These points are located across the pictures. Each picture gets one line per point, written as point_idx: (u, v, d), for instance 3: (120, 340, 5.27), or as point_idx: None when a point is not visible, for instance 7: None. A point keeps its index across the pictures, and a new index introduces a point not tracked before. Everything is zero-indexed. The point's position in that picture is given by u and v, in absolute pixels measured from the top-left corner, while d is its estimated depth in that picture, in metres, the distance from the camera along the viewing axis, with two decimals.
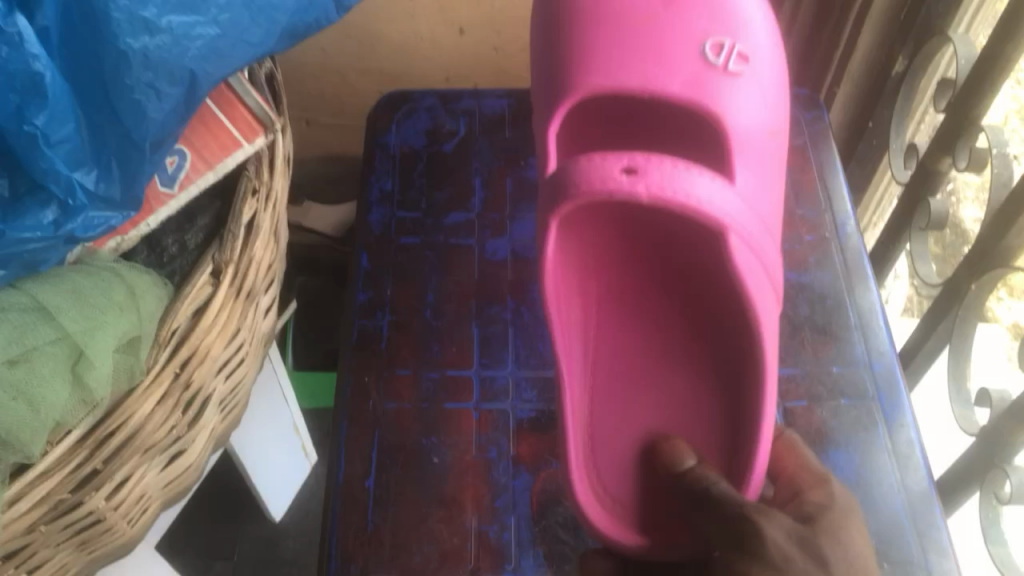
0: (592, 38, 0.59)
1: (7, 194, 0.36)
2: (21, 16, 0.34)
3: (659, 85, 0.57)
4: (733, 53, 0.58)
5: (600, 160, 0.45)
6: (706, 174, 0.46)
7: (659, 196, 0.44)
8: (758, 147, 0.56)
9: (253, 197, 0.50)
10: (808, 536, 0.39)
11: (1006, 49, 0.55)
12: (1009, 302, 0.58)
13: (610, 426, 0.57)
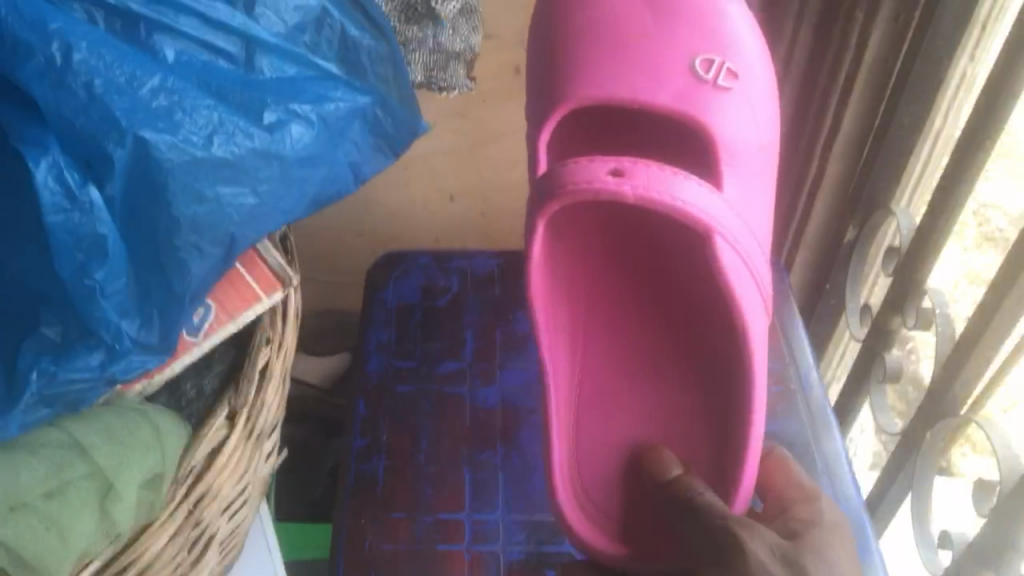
0: (584, 49, 0.59)
1: (59, 339, 0.40)
2: (92, 186, 0.38)
3: (647, 95, 0.57)
4: (724, 69, 0.57)
5: (588, 163, 0.46)
6: (696, 183, 0.47)
7: (646, 197, 0.46)
8: (745, 159, 0.56)
9: (267, 346, 0.54)
10: (790, 553, 0.47)
11: (941, 219, 0.63)
12: (972, 456, 0.64)
13: (598, 435, 0.63)
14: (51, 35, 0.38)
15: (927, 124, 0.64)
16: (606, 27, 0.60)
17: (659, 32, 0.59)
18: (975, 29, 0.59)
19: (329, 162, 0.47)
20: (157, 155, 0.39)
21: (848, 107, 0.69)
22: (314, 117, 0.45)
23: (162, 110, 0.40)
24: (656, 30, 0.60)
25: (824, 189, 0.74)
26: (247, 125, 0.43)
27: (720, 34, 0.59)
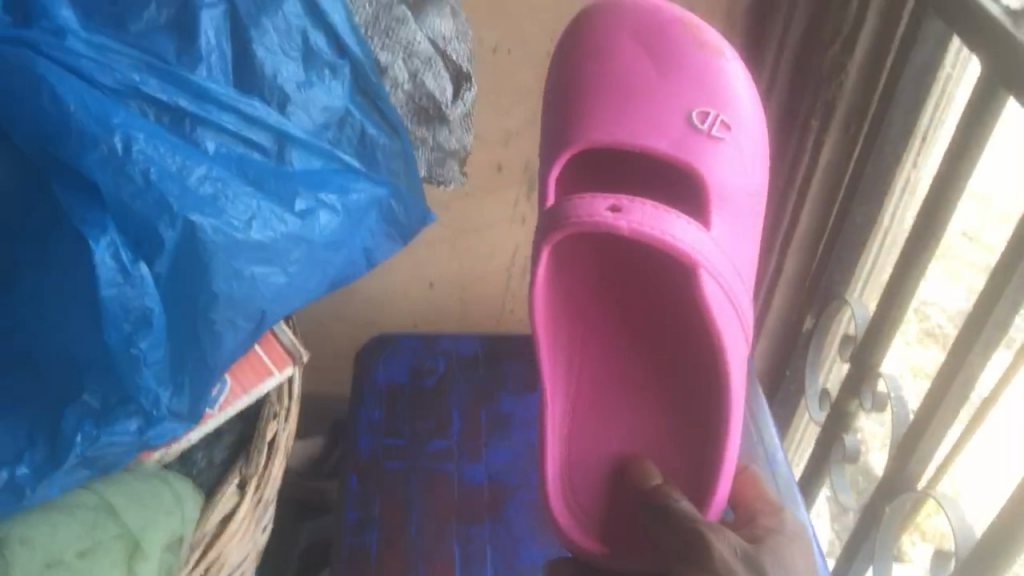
0: (591, 92, 0.61)
1: (99, 406, 0.42)
2: (143, 264, 0.42)
3: (647, 140, 0.59)
4: (717, 120, 0.60)
5: (589, 199, 0.45)
6: (686, 220, 0.47)
7: (640, 231, 0.45)
8: (733, 203, 0.59)
9: (275, 419, 0.56)
10: (751, 553, 0.47)
11: (893, 308, 0.69)
12: (920, 543, 0.69)
13: (585, 444, 0.64)
14: (113, 128, 0.42)
15: (879, 222, 0.71)
16: (613, 75, 0.62)
17: (661, 78, 0.62)
18: (916, 140, 0.66)
19: (349, 247, 0.51)
20: (203, 237, 0.43)
21: (807, 207, 0.76)
22: (338, 206, 0.50)
23: (208, 197, 0.44)
24: (659, 77, 0.62)
25: (783, 280, 0.82)
26: (281, 211, 0.47)
27: (716, 87, 0.61)
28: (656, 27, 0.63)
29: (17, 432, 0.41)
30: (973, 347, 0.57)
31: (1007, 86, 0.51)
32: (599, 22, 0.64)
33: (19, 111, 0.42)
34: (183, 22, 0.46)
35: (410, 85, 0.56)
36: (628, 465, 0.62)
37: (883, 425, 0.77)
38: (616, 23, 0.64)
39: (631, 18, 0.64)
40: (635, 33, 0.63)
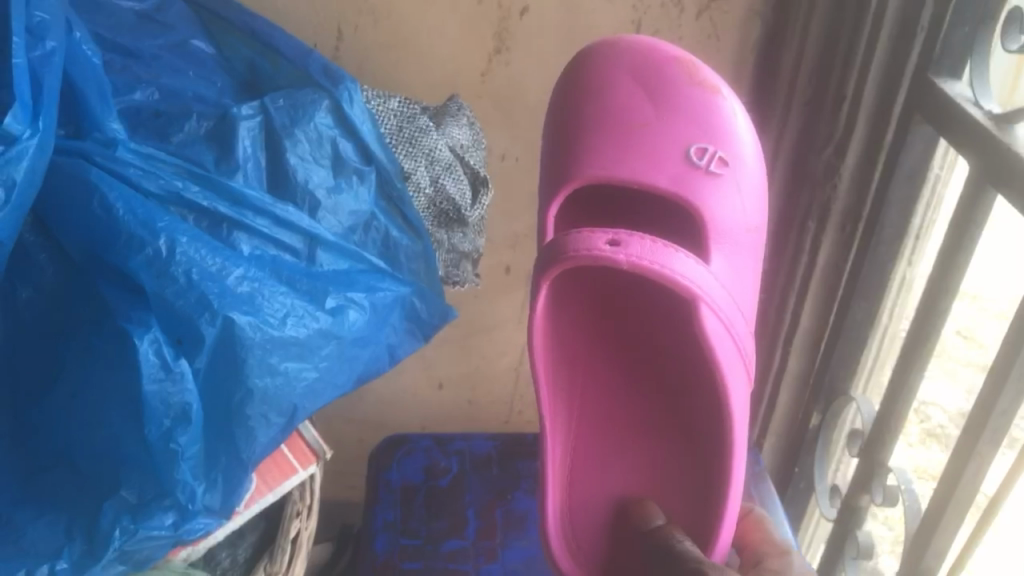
0: (587, 120, 0.56)
1: (136, 500, 0.44)
2: (183, 360, 0.44)
3: (642, 177, 0.53)
4: (716, 156, 0.54)
5: (586, 232, 0.42)
6: (687, 254, 0.44)
7: (641, 267, 0.42)
8: (733, 240, 0.53)
9: (298, 518, 0.57)
10: None
11: (898, 402, 0.70)
12: None
13: (586, 487, 0.59)
14: (159, 232, 0.44)
15: (877, 318, 0.74)
16: (608, 108, 0.55)
17: (657, 115, 0.55)
18: (910, 238, 0.70)
19: (374, 343, 0.53)
20: (242, 333, 0.45)
21: (807, 304, 0.78)
22: (366, 303, 0.52)
23: (245, 295, 0.46)
24: (657, 110, 0.55)
25: (786, 381, 0.83)
26: (314, 308, 0.48)
27: (719, 119, 0.55)
28: (654, 60, 0.57)
29: (56, 528, 0.43)
30: (981, 437, 0.58)
31: (995, 185, 0.54)
32: (593, 55, 0.58)
33: (69, 217, 0.44)
34: (220, 135, 0.50)
35: (432, 190, 0.59)
36: (631, 509, 0.58)
37: (893, 528, 0.77)
38: (610, 58, 0.57)
39: (627, 53, 0.57)
40: (632, 67, 0.57)
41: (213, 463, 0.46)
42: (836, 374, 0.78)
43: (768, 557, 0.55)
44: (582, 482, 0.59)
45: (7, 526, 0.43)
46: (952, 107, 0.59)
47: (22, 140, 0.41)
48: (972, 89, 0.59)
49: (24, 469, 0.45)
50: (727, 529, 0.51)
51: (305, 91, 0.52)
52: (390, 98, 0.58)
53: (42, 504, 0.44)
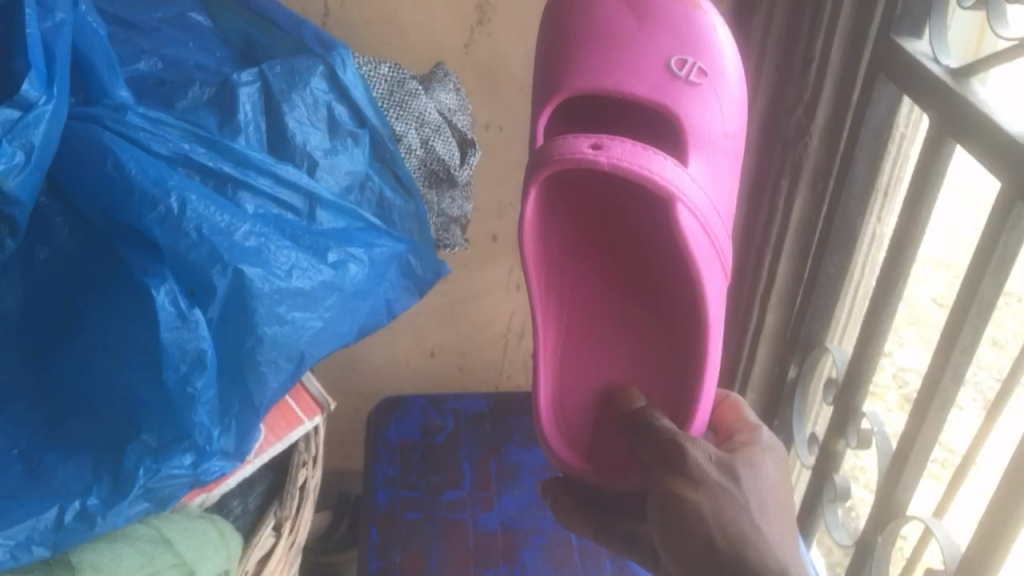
0: (573, 36, 0.58)
1: (157, 443, 0.46)
2: (197, 309, 0.47)
3: (625, 87, 0.56)
4: (695, 67, 0.56)
5: (570, 138, 0.45)
6: (663, 155, 0.46)
7: (621, 167, 0.45)
8: (711, 145, 0.55)
9: (304, 466, 0.60)
10: (728, 460, 0.45)
11: (870, 348, 0.74)
12: None
13: (577, 375, 0.60)
14: (169, 190, 0.46)
15: (849, 272, 0.78)
16: (592, 27, 0.58)
17: (639, 31, 0.57)
18: (878, 193, 0.74)
19: (373, 296, 0.56)
20: (251, 283, 0.48)
21: (782, 263, 0.82)
22: (365, 258, 0.55)
23: (253, 249, 0.49)
24: (638, 27, 0.58)
25: (764, 339, 0.87)
26: (317, 262, 0.51)
27: (696, 35, 0.57)
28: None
29: (84, 470, 0.45)
30: (944, 376, 0.63)
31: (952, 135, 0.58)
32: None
33: (84, 178, 0.47)
34: (222, 101, 0.53)
35: (423, 151, 0.62)
36: (619, 393, 0.59)
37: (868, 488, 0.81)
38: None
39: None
40: None
41: (227, 409, 0.49)
42: (813, 327, 0.82)
43: (739, 433, 0.52)
44: (573, 369, 0.60)
45: (37, 467, 0.45)
46: (912, 63, 0.62)
47: (38, 106, 0.43)
48: (932, 46, 0.62)
49: (53, 417, 0.47)
50: (705, 406, 0.52)
51: (300, 57, 0.55)
52: (380, 64, 0.61)
53: (69, 449, 0.46)
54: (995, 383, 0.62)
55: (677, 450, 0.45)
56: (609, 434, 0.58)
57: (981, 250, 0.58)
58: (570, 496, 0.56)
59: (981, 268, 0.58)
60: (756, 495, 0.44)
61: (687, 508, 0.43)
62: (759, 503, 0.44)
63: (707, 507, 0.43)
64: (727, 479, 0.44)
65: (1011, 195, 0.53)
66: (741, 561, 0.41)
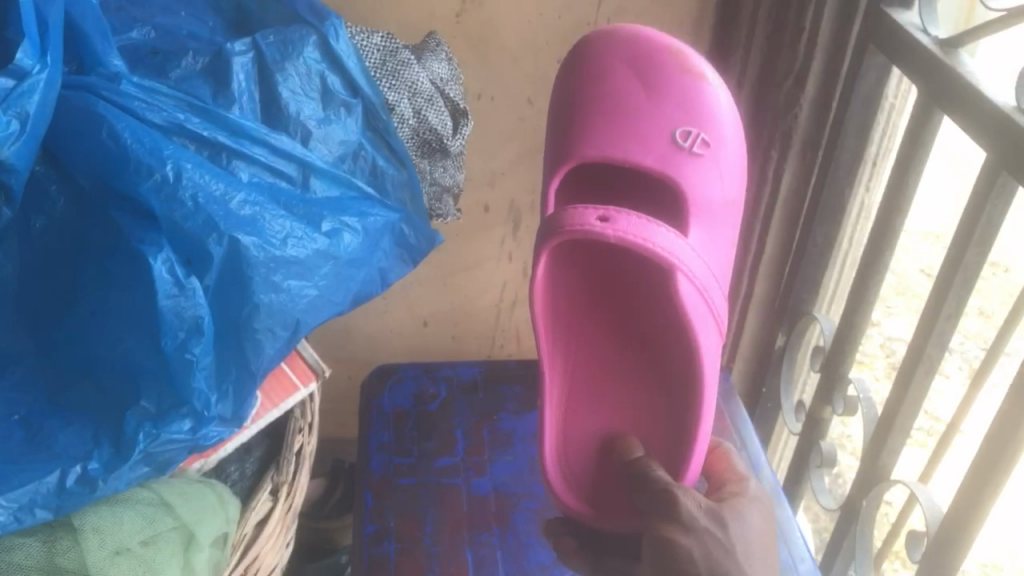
0: (586, 103, 0.63)
1: (156, 409, 0.47)
2: (194, 277, 0.47)
3: (632, 156, 0.61)
4: (699, 139, 0.61)
5: (578, 209, 0.49)
6: (666, 228, 0.51)
7: (625, 239, 0.49)
8: (710, 214, 0.61)
9: (301, 432, 0.61)
10: (716, 509, 0.50)
11: (856, 318, 0.75)
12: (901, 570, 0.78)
13: (578, 425, 0.66)
14: (165, 159, 0.47)
15: (836, 242, 0.78)
16: (606, 93, 0.63)
17: (647, 100, 0.62)
18: (868, 164, 0.75)
19: (367, 265, 0.56)
20: (247, 252, 0.48)
21: (771, 232, 0.83)
22: (359, 228, 0.55)
23: (248, 218, 0.49)
24: (647, 96, 0.62)
25: (752, 308, 0.88)
26: (312, 231, 0.52)
27: (703, 106, 0.62)
28: (648, 48, 0.64)
29: (84, 435, 0.46)
30: (929, 343, 0.64)
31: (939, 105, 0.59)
32: (591, 41, 0.65)
33: (79, 147, 0.47)
34: (215, 70, 0.53)
35: (416, 121, 0.63)
36: (616, 442, 0.64)
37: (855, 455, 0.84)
38: (609, 46, 0.64)
39: (624, 43, 0.64)
40: (627, 54, 0.63)
41: (224, 376, 0.50)
42: (801, 296, 0.83)
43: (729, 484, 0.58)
44: (574, 420, 0.66)
45: (37, 432, 0.46)
46: (900, 34, 0.63)
47: (32, 75, 0.43)
48: (920, 17, 0.63)
49: (52, 385, 0.48)
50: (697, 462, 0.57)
51: (293, 27, 0.56)
52: (372, 34, 0.62)
53: (70, 415, 0.47)
54: (981, 351, 0.65)
55: (672, 500, 0.50)
56: (608, 482, 0.63)
57: (966, 219, 0.60)
58: (571, 536, 0.60)
59: (966, 237, 0.60)
60: (742, 542, 0.49)
61: (680, 552, 0.47)
62: (743, 551, 0.49)
63: (698, 552, 0.47)
64: (716, 528, 0.49)
65: (996, 165, 0.55)
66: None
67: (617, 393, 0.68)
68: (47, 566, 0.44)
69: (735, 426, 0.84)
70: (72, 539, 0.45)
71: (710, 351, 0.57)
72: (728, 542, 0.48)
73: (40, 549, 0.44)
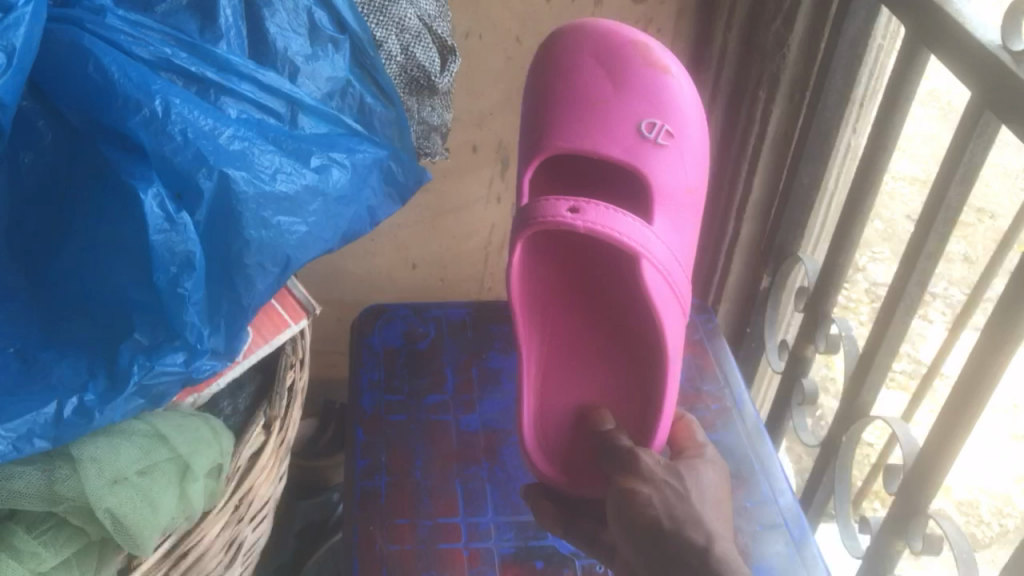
0: (562, 101, 0.74)
1: (149, 342, 0.48)
2: (184, 212, 0.48)
3: (601, 147, 0.73)
4: (662, 130, 0.73)
5: (551, 201, 0.58)
6: (632, 218, 0.60)
7: (594, 228, 0.58)
8: (673, 200, 0.72)
9: (292, 368, 0.62)
10: (672, 467, 0.58)
11: (839, 259, 0.76)
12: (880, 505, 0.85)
13: (554, 400, 0.73)
14: (153, 94, 0.47)
15: (822, 184, 0.79)
16: (580, 92, 0.75)
17: (615, 95, 0.74)
18: (855, 105, 0.75)
19: (356, 202, 0.56)
20: (236, 187, 0.49)
21: (758, 173, 0.83)
22: (348, 164, 0.56)
23: (237, 153, 0.49)
24: (614, 93, 0.74)
25: (739, 250, 0.89)
26: (300, 167, 0.52)
27: (664, 101, 0.74)
28: (613, 47, 0.76)
29: (79, 368, 0.47)
30: (909, 281, 0.67)
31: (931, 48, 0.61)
32: (565, 42, 0.76)
33: (66, 82, 0.47)
34: (203, 5, 0.52)
35: (403, 58, 0.63)
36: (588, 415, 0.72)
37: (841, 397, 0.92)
38: (577, 43, 0.76)
39: (594, 41, 0.76)
40: (597, 52, 0.75)
41: (216, 310, 0.50)
42: (786, 238, 0.84)
43: (688, 449, 0.65)
44: (551, 395, 0.73)
45: (33, 363, 0.46)
46: None
47: (18, 7, 0.43)
48: None
49: (45, 318, 0.48)
50: (663, 427, 0.65)
51: None
52: None
53: (64, 348, 0.47)
54: (963, 295, 0.79)
55: (632, 458, 0.59)
56: (581, 447, 0.70)
57: (948, 159, 0.61)
58: (548, 501, 0.66)
59: (948, 177, 0.61)
60: (696, 488, 0.57)
61: (640, 498, 0.55)
62: (698, 495, 0.57)
63: (656, 499, 0.55)
64: (671, 478, 0.57)
65: (980, 102, 0.56)
66: (683, 536, 0.53)
67: (588, 365, 0.75)
68: (48, 494, 0.45)
69: (719, 366, 0.86)
70: (70, 469, 0.46)
71: (671, 326, 0.65)
72: (682, 489, 0.56)
73: (40, 477, 0.45)
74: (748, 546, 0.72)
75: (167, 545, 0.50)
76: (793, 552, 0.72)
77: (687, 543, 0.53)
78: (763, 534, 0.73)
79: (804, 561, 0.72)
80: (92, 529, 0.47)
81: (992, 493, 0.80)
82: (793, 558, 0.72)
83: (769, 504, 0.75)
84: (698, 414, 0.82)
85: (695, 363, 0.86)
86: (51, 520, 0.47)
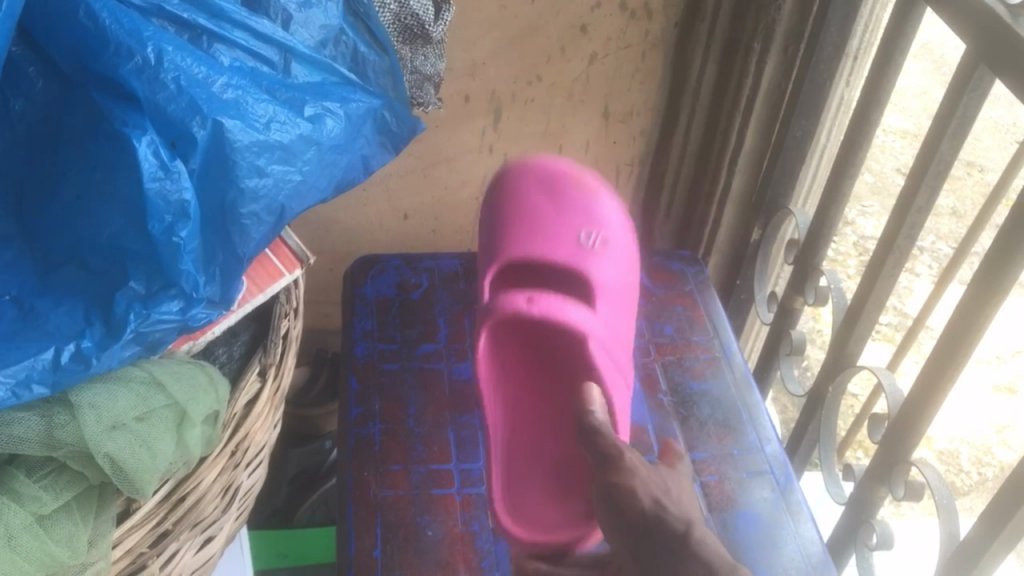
0: (513, 214, 0.76)
1: (145, 291, 0.48)
2: (178, 161, 0.48)
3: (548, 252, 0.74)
4: (598, 237, 0.76)
5: None
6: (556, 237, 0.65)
7: None
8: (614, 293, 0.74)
9: (287, 316, 0.63)
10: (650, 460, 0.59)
11: (829, 214, 0.77)
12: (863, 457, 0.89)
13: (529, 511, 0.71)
14: (145, 41, 0.46)
15: (814, 136, 0.79)
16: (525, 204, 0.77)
17: (556, 212, 0.77)
18: (849, 56, 0.76)
19: (351, 152, 0.56)
20: (230, 135, 0.48)
21: (752, 124, 0.83)
22: (342, 113, 0.55)
23: (231, 102, 0.49)
24: (556, 213, 0.76)
25: (731, 200, 0.90)
26: (294, 116, 0.52)
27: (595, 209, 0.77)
28: (554, 177, 0.79)
29: (75, 315, 0.47)
30: (900, 235, 0.67)
31: (932, 5, 0.62)
32: (507, 178, 0.80)
33: (58, 27, 0.46)
34: None
35: (397, 5, 0.63)
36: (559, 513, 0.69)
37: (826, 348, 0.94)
38: (519, 175, 0.79)
39: (536, 171, 0.79)
40: (536, 182, 0.78)
41: (211, 260, 0.50)
42: (778, 191, 0.84)
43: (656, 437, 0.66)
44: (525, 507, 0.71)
45: (30, 312, 0.47)
46: None
47: None
48: None
49: (41, 266, 0.48)
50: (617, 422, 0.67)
51: None
52: None
53: (59, 295, 0.47)
54: (950, 249, 0.80)
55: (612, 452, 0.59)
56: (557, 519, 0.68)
57: (942, 112, 0.61)
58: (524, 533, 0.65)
59: (941, 131, 0.61)
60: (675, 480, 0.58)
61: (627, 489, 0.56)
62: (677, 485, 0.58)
63: (640, 489, 0.56)
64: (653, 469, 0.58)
65: (976, 55, 0.56)
66: (665, 525, 0.54)
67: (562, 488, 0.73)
68: (47, 438, 0.46)
69: (710, 317, 0.87)
70: (69, 414, 0.46)
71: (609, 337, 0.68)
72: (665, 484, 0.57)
73: (39, 422, 0.46)
74: (734, 493, 0.74)
75: (167, 488, 0.51)
76: (778, 499, 0.74)
77: (667, 532, 0.53)
78: (749, 484, 0.74)
79: (788, 507, 0.73)
80: (91, 473, 0.47)
81: (972, 443, 0.82)
82: (778, 506, 0.73)
83: (757, 453, 0.77)
84: (690, 363, 0.83)
85: (685, 314, 0.87)
86: (50, 465, 0.47)
